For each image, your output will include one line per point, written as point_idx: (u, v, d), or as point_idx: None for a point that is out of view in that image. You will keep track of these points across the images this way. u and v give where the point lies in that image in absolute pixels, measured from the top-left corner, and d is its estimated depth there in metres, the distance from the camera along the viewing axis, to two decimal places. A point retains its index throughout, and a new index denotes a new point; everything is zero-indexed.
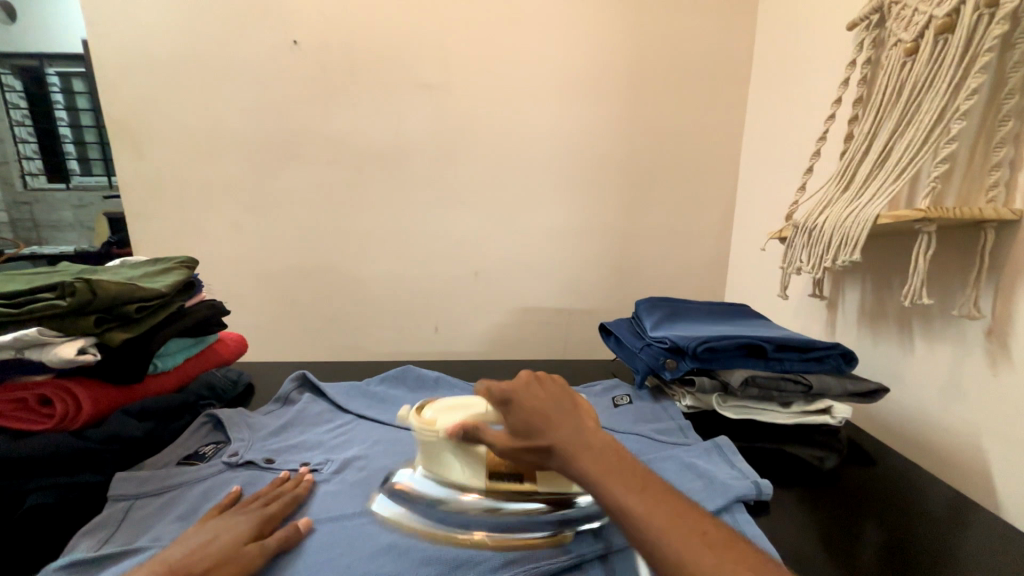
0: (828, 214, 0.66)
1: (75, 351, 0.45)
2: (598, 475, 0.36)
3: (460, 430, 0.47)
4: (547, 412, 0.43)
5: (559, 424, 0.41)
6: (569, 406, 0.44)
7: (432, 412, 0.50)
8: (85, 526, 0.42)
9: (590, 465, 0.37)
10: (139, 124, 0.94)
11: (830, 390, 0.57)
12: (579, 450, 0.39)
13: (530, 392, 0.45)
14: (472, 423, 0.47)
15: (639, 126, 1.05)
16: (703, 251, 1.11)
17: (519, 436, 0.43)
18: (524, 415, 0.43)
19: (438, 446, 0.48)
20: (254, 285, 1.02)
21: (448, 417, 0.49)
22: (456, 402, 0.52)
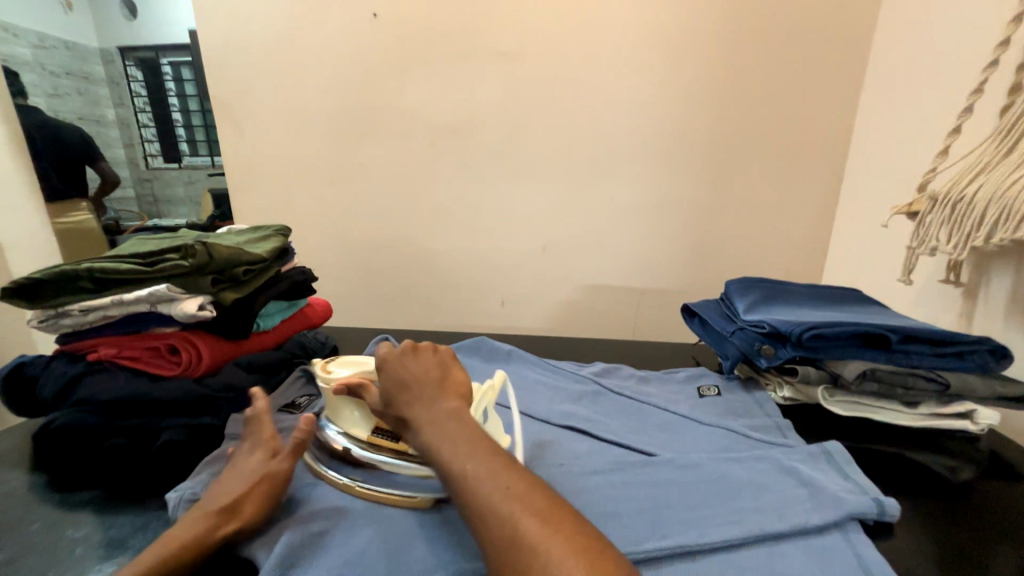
0: (982, 184, 0.55)
1: (196, 306, 0.50)
2: (438, 446, 0.38)
3: (347, 387, 0.49)
4: (405, 378, 0.44)
5: (417, 394, 0.43)
6: (434, 377, 0.45)
7: (334, 365, 0.53)
8: (209, 457, 0.47)
9: (431, 434, 0.39)
10: (240, 105, 1.01)
11: (973, 392, 0.48)
12: (425, 423, 0.40)
13: (402, 362, 0.46)
14: (357, 380, 0.49)
15: (734, 88, 0.94)
16: (800, 229, 0.99)
17: (385, 404, 0.44)
18: (391, 387, 0.44)
19: (327, 398, 0.50)
20: (336, 256, 1.08)
21: (345, 372, 0.51)
22: (357, 359, 0.54)
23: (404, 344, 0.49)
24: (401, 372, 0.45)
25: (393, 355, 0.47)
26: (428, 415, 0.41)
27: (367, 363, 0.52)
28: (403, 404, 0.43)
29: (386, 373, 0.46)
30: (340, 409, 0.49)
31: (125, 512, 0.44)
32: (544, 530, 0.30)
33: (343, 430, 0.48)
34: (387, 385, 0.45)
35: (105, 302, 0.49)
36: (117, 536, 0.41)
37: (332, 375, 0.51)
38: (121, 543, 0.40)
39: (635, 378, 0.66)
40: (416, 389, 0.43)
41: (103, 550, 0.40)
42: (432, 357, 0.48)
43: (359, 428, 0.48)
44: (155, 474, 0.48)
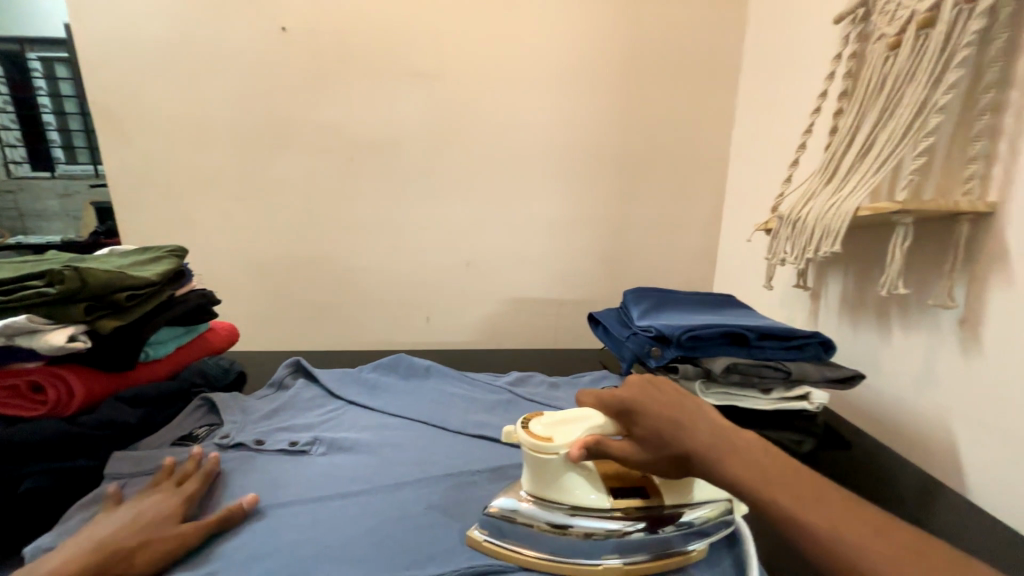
0: (812, 206, 0.68)
1: (65, 337, 0.45)
2: (762, 483, 0.32)
3: (586, 452, 0.40)
4: (669, 415, 0.39)
5: (691, 426, 0.37)
6: (695, 409, 0.39)
7: (540, 427, 0.42)
8: (82, 498, 0.43)
9: (738, 472, 0.33)
10: (129, 112, 0.93)
11: (809, 376, 0.59)
12: (727, 456, 0.34)
13: (649, 396, 0.41)
14: (597, 441, 0.40)
15: (631, 118, 1.05)
16: (692, 243, 1.12)
17: (652, 445, 0.39)
18: (656, 424, 0.39)
19: (552, 466, 0.41)
20: (245, 275, 1.02)
21: (566, 435, 0.41)
22: (562, 414, 0.44)
23: (637, 378, 0.44)
24: (664, 407, 0.39)
25: (638, 391, 0.42)
26: (725, 447, 0.35)
27: (589, 417, 0.43)
28: (678, 442, 0.37)
29: (644, 412, 0.40)
30: (568, 480, 0.41)
31: None
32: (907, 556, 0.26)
33: (571, 504, 0.41)
34: (649, 424, 0.39)
35: None
36: None
37: (559, 441, 0.41)
38: None
39: (547, 384, 0.71)
40: (681, 422, 0.38)
41: None
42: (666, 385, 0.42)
43: (597, 499, 0.41)
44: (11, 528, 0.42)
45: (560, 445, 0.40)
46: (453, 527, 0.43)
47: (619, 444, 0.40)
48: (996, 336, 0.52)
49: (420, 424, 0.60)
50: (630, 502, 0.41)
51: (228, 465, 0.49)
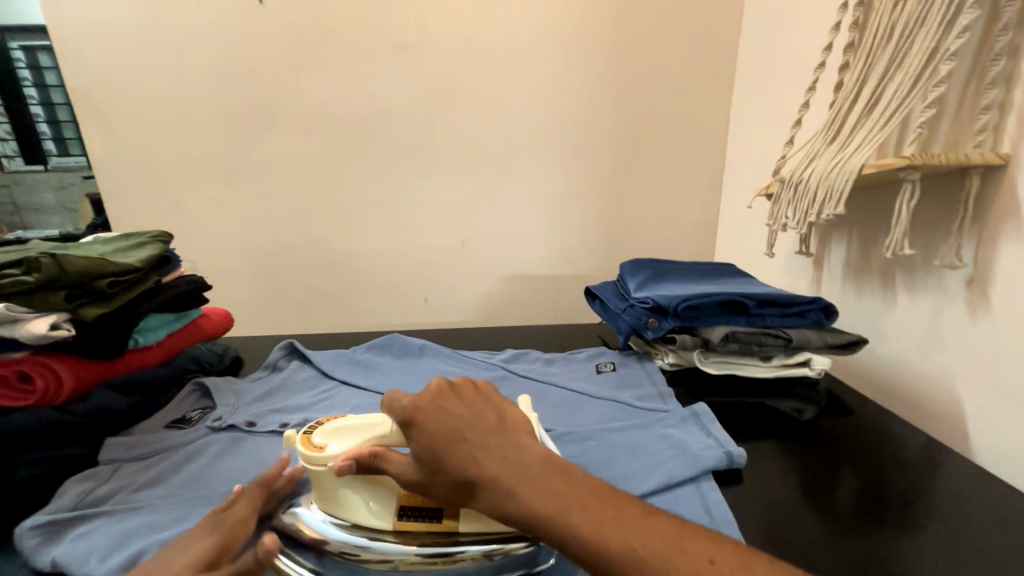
0: (814, 167, 0.65)
1: (48, 326, 0.45)
2: (558, 512, 0.31)
3: (353, 464, 0.38)
4: (455, 432, 0.36)
5: (481, 448, 0.35)
6: (493, 423, 0.37)
7: (320, 436, 0.41)
8: (81, 476, 0.44)
9: (540, 504, 0.32)
10: (108, 97, 0.90)
11: (809, 343, 0.58)
12: (518, 486, 0.33)
13: (442, 407, 0.38)
14: (370, 452, 0.38)
15: (627, 84, 1.01)
16: (693, 213, 1.09)
17: (426, 467, 0.35)
18: (431, 444, 0.35)
19: (325, 480, 0.39)
20: (239, 261, 1.01)
21: (341, 444, 0.40)
22: (351, 420, 0.42)
23: (432, 385, 0.40)
24: (442, 423, 0.36)
25: (427, 403, 0.38)
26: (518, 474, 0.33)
27: (375, 425, 0.41)
28: (457, 465, 0.34)
29: (423, 430, 0.36)
30: (347, 495, 0.39)
31: None
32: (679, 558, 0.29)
33: (354, 522, 0.38)
34: (427, 442, 0.36)
35: None
36: None
37: (330, 453, 0.39)
38: None
39: (543, 360, 0.70)
40: (479, 441, 0.35)
41: None
42: (475, 394, 0.40)
43: (378, 518, 0.38)
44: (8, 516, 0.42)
45: (327, 457, 0.38)
46: None
47: (397, 459, 0.38)
48: (1005, 295, 0.50)
49: None
50: (429, 528, 0.38)
51: (221, 448, 0.49)
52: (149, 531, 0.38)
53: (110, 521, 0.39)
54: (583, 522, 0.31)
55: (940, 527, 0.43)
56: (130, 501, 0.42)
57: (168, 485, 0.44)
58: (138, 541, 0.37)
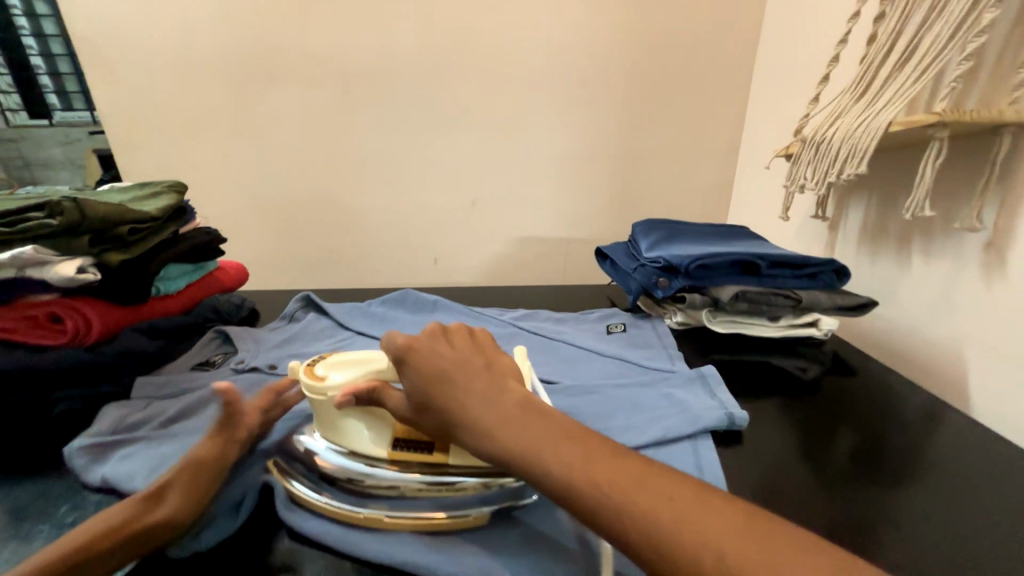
0: (838, 125, 0.63)
1: (74, 270, 0.46)
2: (530, 445, 0.32)
3: (355, 396, 0.39)
4: (445, 373, 0.37)
5: (465, 386, 0.36)
6: (481, 365, 0.38)
7: (323, 368, 0.42)
8: (123, 402, 0.48)
9: (513, 437, 0.32)
10: (113, 45, 0.88)
11: (819, 304, 0.58)
12: (496, 423, 0.33)
13: (434, 351, 0.39)
14: (368, 387, 0.39)
15: (646, 36, 0.97)
16: (708, 176, 1.07)
17: (422, 409, 0.37)
18: (423, 386, 0.37)
19: (325, 407, 0.40)
20: (251, 218, 1.01)
21: (341, 375, 0.41)
22: (350, 355, 0.43)
23: (428, 330, 0.42)
24: (432, 362, 0.38)
25: (422, 342, 0.40)
26: (491, 408, 0.34)
27: (371, 359, 0.42)
28: (443, 403, 0.35)
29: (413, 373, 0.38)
30: (345, 422, 0.40)
31: (23, 483, 0.41)
32: (644, 490, 0.28)
33: (350, 448, 0.39)
34: (420, 387, 0.37)
35: None
36: (15, 506, 0.39)
37: (329, 382, 0.40)
38: (20, 511, 0.38)
39: (552, 318, 0.71)
40: (461, 379, 0.36)
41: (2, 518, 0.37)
42: (468, 342, 0.41)
43: (374, 446, 0.39)
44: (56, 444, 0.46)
45: (327, 386, 0.39)
46: None
47: (394, 396, 0.39)
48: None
49: None
50: (421, 459, 0.38)
51: (246, 387, 0.52)
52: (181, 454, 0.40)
53: (146, 446, 0.42)
54: (557, 456, 0.31)
55: (933, 480, 0.45)
56: (166, 430, 0.45)
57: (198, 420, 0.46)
58: (172, 461, 0.39)
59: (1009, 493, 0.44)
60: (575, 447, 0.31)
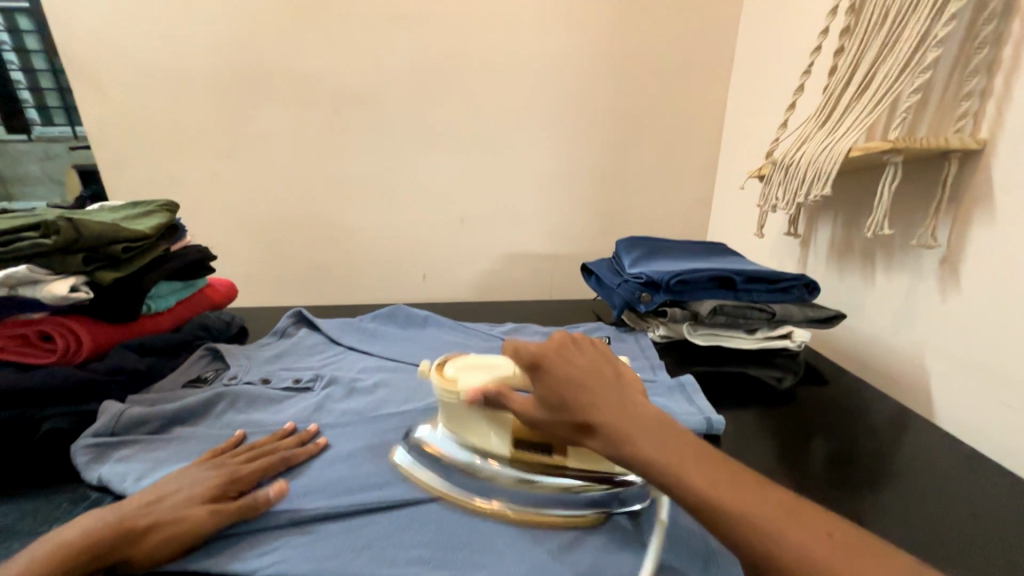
0: (805, 149, 0.68)
1: (67, 288, 0.46)
2: (672, 464, 0.31)
3: (482, 396, 0.42)
4: (573, 379, 0.37)
5: (596, 394, 0.35)
6: (612, 376, 0.37)
7: (452, 370, 0.46)
8: (138, 396, 0.50)
9: (653, 454, 0.31)
10: (104, 65, 0.89)
11: (792, 317, 0.62)
12: (633, 433, 0.33)
13: (565, 358, 0.38)
14: (494, 389, 0.41)
15: (626, 63, 1.02)
16: (687, 195, 1.12)
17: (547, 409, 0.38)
18: (556, 387, 0.37)
19: (458, 408, 0.44)
20: (239, 234, 1.01)
21: (471, 378, 0.44)
22: (476, 360, 0.47)
23: (557, 335, 0.41)
24: (565, 365, 0.37)
25: (550, 347, 0.39)
26: (625, 419, 0.34)
27: (496, 367, 0.46)
28: (574, 408, 0.36)
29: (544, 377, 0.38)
30: (473, 422, 0.44)
31: (7, 501, 0.41)
32: (751, 495, 0.29)
33: (475, 445, 0.44)
34: (551, 391, 0.37)
35: None
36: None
37: (460, 385, 0.44)
38: (6, 530, 0.38)
39: (540, 333, 0.73)
40: (599, 385, 0.36)
41: None
42: (593, 349, 0.40)
43: (498, 444, 0.43)
44: (44, 462, 0.46)
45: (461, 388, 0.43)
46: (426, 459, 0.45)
47: (520, 400, 0.40)
48: (974, 274, 0.54)
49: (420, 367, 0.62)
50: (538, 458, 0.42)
51: (240, 402, 0.52)
52: (177, 461, 0.43)
53: (144, 448, 0.44)
54: (659, 448, 0.32)
55: (900, 486, 0.47)
56: (166, 436, 0.46)
57: (197, 425, 0.49)
58: (169, 468, 0.42)
59: (970, 497, 0.47)
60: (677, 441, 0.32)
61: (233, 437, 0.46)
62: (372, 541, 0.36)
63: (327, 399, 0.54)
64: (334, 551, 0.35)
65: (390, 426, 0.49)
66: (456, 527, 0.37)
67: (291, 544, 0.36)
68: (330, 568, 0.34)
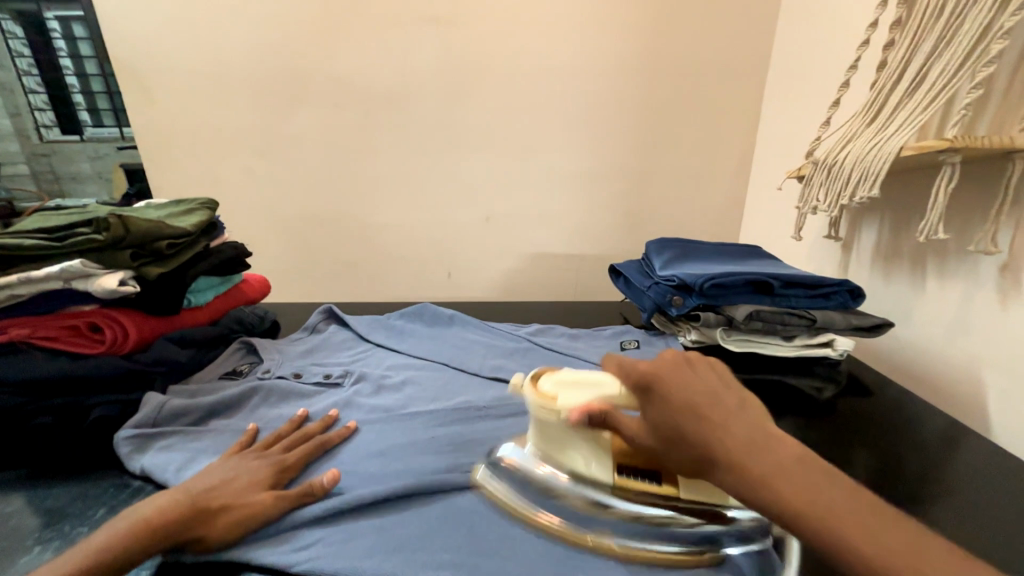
0: (850, 149, 0.65)
1: (116, 282, 0.49)
2: (815, 515, 0.28)
3: (587, 417, 0.40)
4: (693, 406, 0.35)
5: (722, 425, 0.33)
6: (735, 406, 0.34)
7: (548, 384, 0.44)
8: (180, 388, 0.52)
9: (788, 499, 0.29)
10: (150, 69, 0.93)
11: (834, 324, 0.59)
12: (766, 476, 0.30)
13: (679, 380, 0.37)
14: (601, 409, 0.40)
15: (658, 60, 0.99)
16: (719, 195, 1.08)
17: (660, 434, 0.36)
18: (670, 414, 0.35)
19: (554, 428, 0.42)
20: (272, 232, 1.04)
21: (573, 398, 0.42)
22: (578, 376, 0.44)
23: (668, 355, 0.39)
24: (683, 388, 0.36)
25: (665, 368, 0.38)
26: (756, 457, 0.31)
27: (600, 383, 0.43)
28: (696, 440, 0.33)
29: (658, 400, 0.36)
30: (572, 443, 0.42)
31: (61, 485, 0.43)
32: (876, 535, 0.26)
33: (571, 469, 0.42)
34: (663, 417, 0.36)
35: (11, 280, 0.46)
36: (55, 507, 0.41)
37: (562, 404, 0.41)
38: (59, 512, 0.40)
39: (566, 335, 0.72)
40: (719, 417, 0.34)
41: (41, 520, 0.39)
42: (712, 373, 0.37)
43: (599, 471, 0.41)
44: (93, 447, 0.48)
45: (562, 407, 0.41)
46: (453, 457, 0.45)
47: (629, 421, 0.40)
48: None
49: (447, 366, 0.62)
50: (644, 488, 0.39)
51: (274, 395, 0.54)
52: (215, 452, 0.44)
53: (184, 439, 0.46)
54: (768, 474, 0.30)
55: (954, 505, 0.44)
56: (204, 427, 0.48)
57: (233, 418, 0.50)
58: (207, 459, 0.43)
59: None
60: (797, 472, 0.30)
61: (248, 431, 0.46)
62: (405, 541, 0.36)
63: (356, 395, 0.55)
64: (369, 548, 0.35)
65: (418, 426, 0.50)
66: (483, 530, 0.37)
67: (330, 539, 0.36)
68: (361, 566, 0.34)
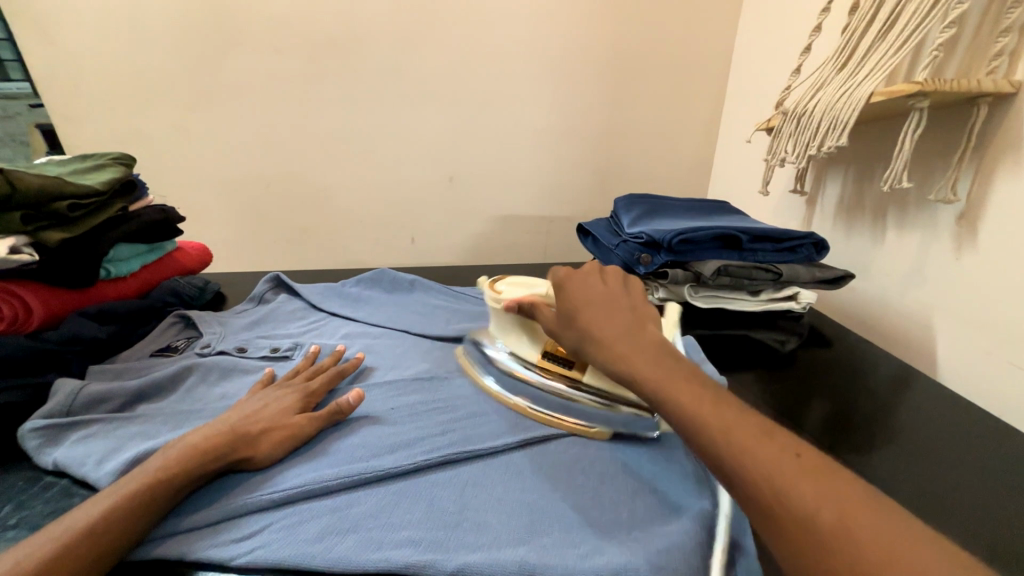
0: (820, 96, 0.62)
1: (6, 250, 0.42)
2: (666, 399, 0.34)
3: (516, 306, 0.49)
4: (587, 300, 0.44)
5: (611, 314, 0.42)
6: (625, 305, 0.43)
7: (503, 285, 0.54)
8: (104, 370, 0.47)
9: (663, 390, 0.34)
10: (42, 3, 0.79)
11: (798, 278, 0.59)
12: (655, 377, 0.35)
13: (587, 283, 0.46)
14: (529, 301, 0.49)
15: (626, 5, 0.93)
16: (689, 152, 1.06)
17: (565, 319, 0.44)
18: (573, 302, 0.44)
19: (502, 315, 0.52)
20: (212, 196, 0.95)
21: (512, 293, 0.52)
22: (524, 279, 0.54)
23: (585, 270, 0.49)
24: (586, 292, 0.45)
25: (575, 278, 0.47)
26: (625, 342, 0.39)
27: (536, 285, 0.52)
28: (589, 322, 0.42)
29: (566, 294, 0.45)
30: (512, 330, 0.51)
31: None
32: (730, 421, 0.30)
33: (512, 350, 0.50)
34: (566, 306, 0.45)
35: None
36: None
37: (503, 295, 0.51)
38: None
39: None
40: (607, 307, 0.43)
41: None
42: (618, 284, 0.46)
43: (527, 351, 0.49)
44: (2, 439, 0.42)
45: (500, 298, 0.51)
46: (412, 427, 0.43)
47: (546, 313, 0.47)
48: (995, 229, 0.51)
49: (408, 334, 0.59)
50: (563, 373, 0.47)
51: (218, 368, 0.49)
52: (144, 438, 0.40)
53: (109, 426, 0.41)
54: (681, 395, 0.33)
55: (902, 445, 0.46)
56: (130, 412, 0.43)
57: (166, 400, 0.45)
58: (135, 445, 0.39)
59: (972, 456, 0.45)
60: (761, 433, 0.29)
61: (263, 376, 0.48)
62: (359, 522, 0.33)
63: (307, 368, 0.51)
64: (320, 531, 0.33)
65: (377, 398, 0.47)
66: (445, 503, 0.35)
67: (278, 525, 0.33)
68: (314, 551, 0.31)
